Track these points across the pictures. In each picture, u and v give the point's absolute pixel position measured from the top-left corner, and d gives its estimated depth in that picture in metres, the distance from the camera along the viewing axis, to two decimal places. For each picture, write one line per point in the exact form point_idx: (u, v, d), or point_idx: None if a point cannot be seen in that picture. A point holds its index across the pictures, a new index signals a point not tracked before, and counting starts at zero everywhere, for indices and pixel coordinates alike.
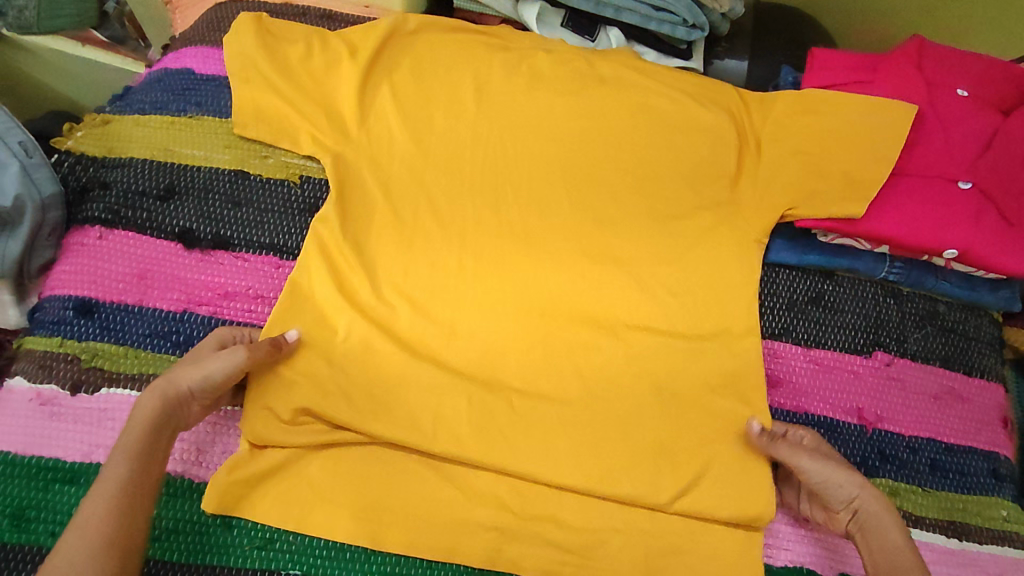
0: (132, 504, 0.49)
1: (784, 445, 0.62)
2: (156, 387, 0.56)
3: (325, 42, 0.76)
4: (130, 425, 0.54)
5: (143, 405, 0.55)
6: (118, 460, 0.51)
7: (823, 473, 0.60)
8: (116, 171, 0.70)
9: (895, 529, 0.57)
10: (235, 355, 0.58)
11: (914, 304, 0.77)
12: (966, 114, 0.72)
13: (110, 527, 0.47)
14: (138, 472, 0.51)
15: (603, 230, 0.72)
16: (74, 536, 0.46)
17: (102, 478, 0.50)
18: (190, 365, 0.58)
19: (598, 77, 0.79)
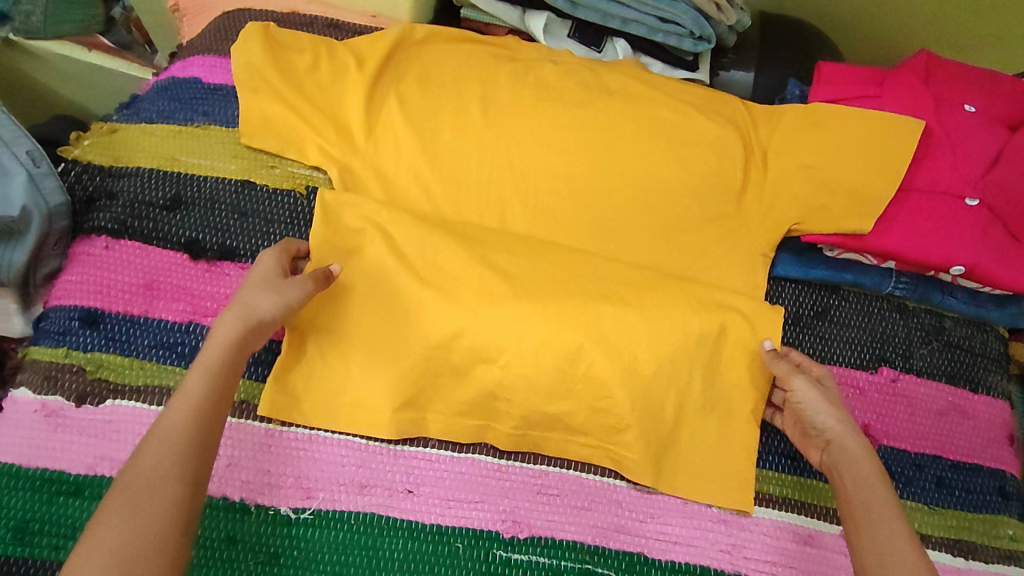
0: (209, 420, 0.51)
1: (781, 365, 0.65)
2: (238, 310, 0.57)
3: (333, 53, 0.76)
4: (211, 339, 0.55)
5: (225, 322, 0.56)
6: (197, 375, 0.53)
7: (811, 399, 0.62)
8: (123, 181, 0.70)
9: (867, 469, 0.57)
10: (304, 288, 0.61)
11: (920, 320, 0.76)
12: (975, 130, 0.71)
13: (188, 442, 0.49)
14: (219, 390, 0.53)
15: (609, 245, 0.72)
16: (156, 444, 0.48)
17: (180, 392, 0.52)
18: (262, 286, 0.59)
19: (605, 89, 0.79)
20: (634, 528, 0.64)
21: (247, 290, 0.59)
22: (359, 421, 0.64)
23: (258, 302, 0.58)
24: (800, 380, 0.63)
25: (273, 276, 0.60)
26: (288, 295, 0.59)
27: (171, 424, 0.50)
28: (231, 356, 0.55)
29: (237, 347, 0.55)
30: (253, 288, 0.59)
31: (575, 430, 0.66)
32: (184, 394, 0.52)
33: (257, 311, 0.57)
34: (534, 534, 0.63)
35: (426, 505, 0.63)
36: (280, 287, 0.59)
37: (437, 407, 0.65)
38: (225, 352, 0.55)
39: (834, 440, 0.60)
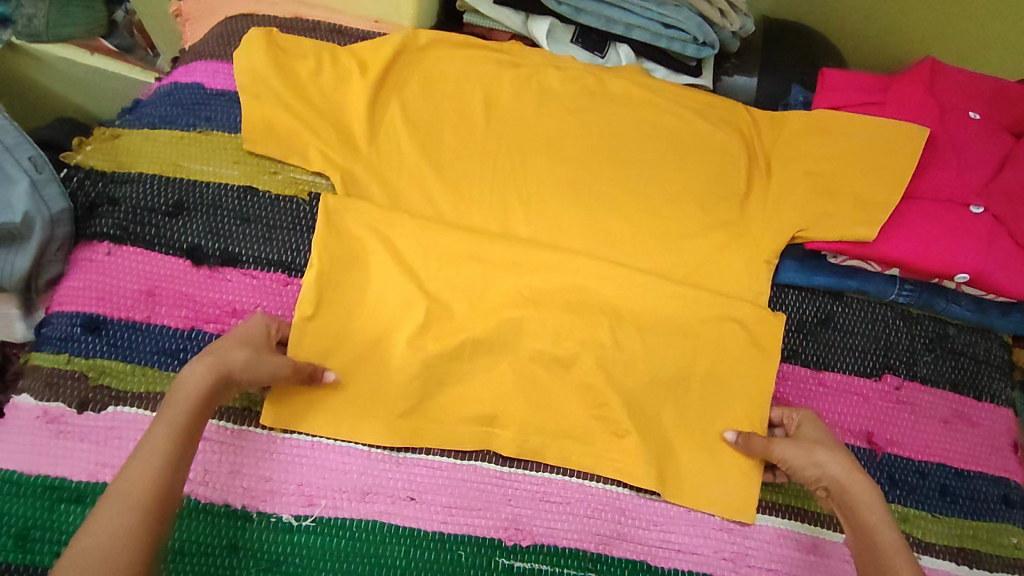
0: (170, 478, 0.49)
1: (759, 440, 0.64)
2: (209, 359, 0.55)
3: (336, 59, 0.76)
4: (176, 392, 0.53)
5: (194, 373, 0.54)
6: (160, 431, 0.51)
7: (792, 454, 0.61)
8: (125, 187, 0.70)
9: (872, 502, 0.56)
10: (287, 363, 0.60)
11: (924, 327, 0.76)
12: (977, 138, 0.72)
13: (146, 502, 0.47)
14: (180, 448, 0.51)
15: (613, 251, 0.72)
16: (114, 504, 0.46)
17: (141, 450, 0.50)
18: (241, 344, 0.58)
19: (608, 95, 0.79)
20: (637, 536, 0.64)
21: (223, 343, 0.57)
22: (361, 428, 0.64)
23: (232, 356, 0.56)
24: (779, 446, 0.62)
25: (257, 341, 0.60)
26: (267, 362, 0.58)
27: (132, 482, 0.47)
28: (196, 413, 0.53)
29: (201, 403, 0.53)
30: (230, 343, 0.58)
31: (577, 438, 0.66)
32: (146, 451, 0.50)
33: (234, 365, 0.56)
34: (536, 542, 0.63)
35: (428, 512, 0.63)
36: (261, 351, 0.59)
37: (440, 414, 0.65)
38: (190, 407, 0.53)
39: (832, 483, 0.58)
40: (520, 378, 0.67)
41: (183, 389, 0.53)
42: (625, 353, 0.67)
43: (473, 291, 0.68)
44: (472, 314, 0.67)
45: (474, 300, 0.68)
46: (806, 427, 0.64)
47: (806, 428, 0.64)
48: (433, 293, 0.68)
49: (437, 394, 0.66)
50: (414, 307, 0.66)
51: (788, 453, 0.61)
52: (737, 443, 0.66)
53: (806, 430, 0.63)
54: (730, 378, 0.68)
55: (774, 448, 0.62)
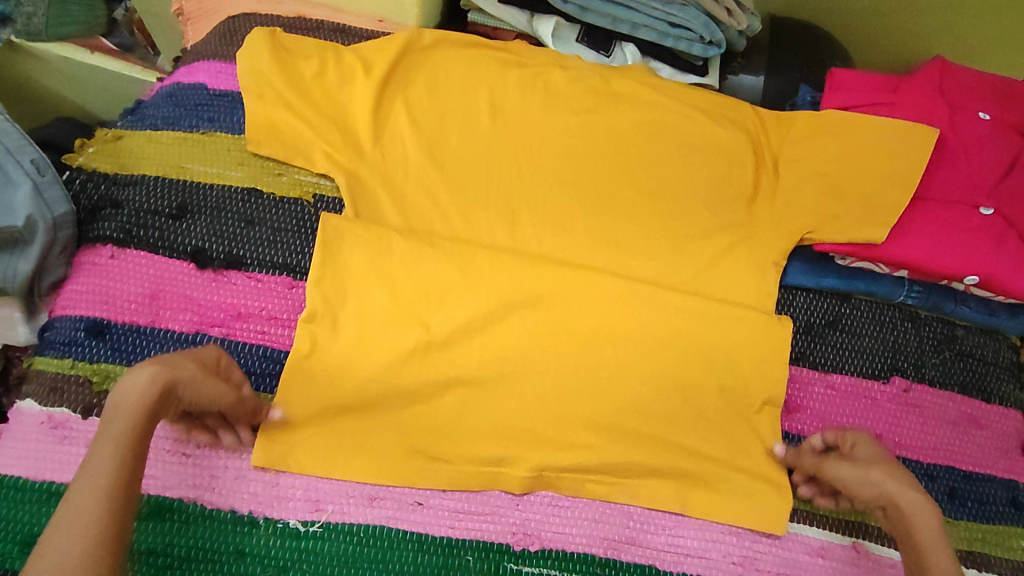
0: (120, 507, 0.46)
1: (808, 457, 0.64)
2: (156, 367, 0.51)
3: (340, 58, 0.76)
4: (117, 406, 0.49)
5: (140, 382, 0.50)
6: (104, 456, 0.47)
7: (847, 474, 0.60)
8: (128, 189, 0.69)
9: (932, 521, 0.56)
10: (235, 392, 0.57)
11: (932, 328, 0.76)
12: (987, 139, 0.72)
13: (95, 532, 0.44)
14: (129, 468, 0.47)
15: (619, 253, 0.72)
16: (62, 538, 0.43)
17: (84, 476, 0.46)
18: (194, 360, 0.55)
19: (614, 94, 0.78)
20: (646, 541, 0.64)
21: (175, 356, 0.54)
22: (365, 434, 0.63)
23: (180, 368, 0.52)
24: (831, 464, 0.61)
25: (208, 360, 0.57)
26: (213, 385, 0.54)
27: (76, 512, 0.44)
28: (144, 432, 0.49)
29: (148, 419, 0.49)
30: (181, 358, 0.54)
31: (587, 442, 0.65)
32: (86, 476, 0.46)
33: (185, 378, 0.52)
34: (545, 547, 0.62)
35: (436, 517, 0.62)
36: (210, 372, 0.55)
37: (445, 419, 0.64)
38: (137, 423, 0.49)
39: (889, 502, 0.58)
40: (528, 384, 0.66)
41: (128, 403, 0.49)
42: (633, 356, 0.67)
43: (480, 293, 0.67)
44: (479, 317, 0.67)
45: (480, 302, 0.67)
46: (861, 445, 0.62)
47: (861, 449, 0.62)
48: (440, 296, 0.67)
49: (443, 398, 0.65)
50: (421, 311, 0.67)
51: (845, 475, 0.60)
52: (786, 455, 0.66)
53: (859, 451, 0.62)
54: (738, 381, 0.68)
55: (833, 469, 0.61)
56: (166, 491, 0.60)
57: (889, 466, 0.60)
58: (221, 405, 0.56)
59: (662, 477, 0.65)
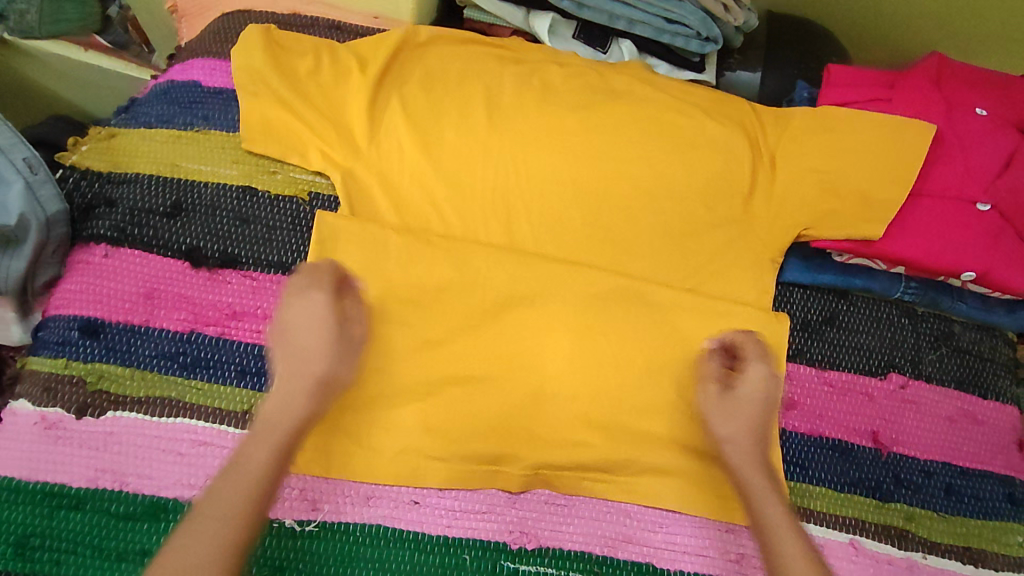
0: (266, 492, 0.54)
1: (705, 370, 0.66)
2: (309, 389, 0.59)
3: (335, 55, 0.75)
4: (281, 412, 0.58)
5: (296, 399, 0.59)
6: (262, 452, 0.56)
7: (709, 410, 0.64)
8: (122, 188, 0.69)
9: (771, 500, 0.59)
10: (356, 352, 0.63)
11: (929, 325, 0.76)
12: (984, 134, 0.72)
13: (240, 510, 0.52)
14: (277, 459, 0.56)
15: (616, 250, 0.71)
16: (211, 515, 0.51)
17: (247, 461, 0.55)
18: (326, 354, 0.60)
19: (611, 91, 0.78)
20: (643, 538, 0.64)
21: (308, 354, 0.60)
22: (362, 434, 0.63)
23: (332, 374, 0.60)
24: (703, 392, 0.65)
25: (335, 330, 0.61)
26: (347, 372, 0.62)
27: (235, 494, 0.53)
28: (296, 434, 0.58)
29: (303, 426, 0.58)
30: (317, 362, 0.60)
31: (584, 440, 0.65)
32: (249, 465, 0.54)
33: (323, 378, 0.60)
34: (542, 545, 0.62)
35: (433, 516, 0.62)
36: (340, 357, 0.61)
37: (441, 417, 0.64)
38: (288, 429, 0.57)
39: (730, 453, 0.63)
40: (525, 382, 0.66)
41: (282, 413, 0.58)
42: (630, 354, 0.67)
43: (477, 291, 0.67)
44: (476, 315, 0.67)
45: (478, 301, 0.67)
46: (749, 379, 0.65)
47: (747, 383, 0.65)
48: (436, 294, 0.67)
49: (440, 396, 0.65)
50: (418, 310, 0.67)
51: (710, 409, 0.64)
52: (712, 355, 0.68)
53: (741, 391, 0.64)
54: None
55: (708, 396, 0.64)
56: (162, 492, 0.59)
57: (751, 413, 0.64)
58: (351, 374, 0.62)
59: (659, 474, 0.65)
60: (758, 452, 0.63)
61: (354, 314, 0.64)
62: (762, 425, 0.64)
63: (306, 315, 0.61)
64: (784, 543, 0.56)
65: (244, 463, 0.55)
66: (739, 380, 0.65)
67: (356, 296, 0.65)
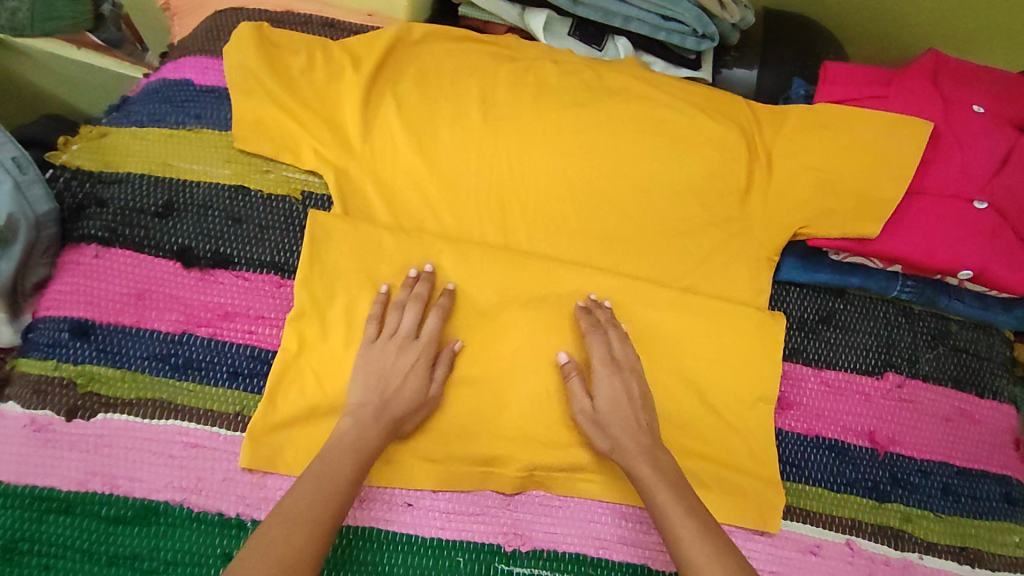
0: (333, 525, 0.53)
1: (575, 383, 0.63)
2: (384, 428, 0.59)
3: (328, 53, 0.74)
4: (358, 447, 0.57)
5: (372, 434, 0.58)
6: (338, 472, 0.55)
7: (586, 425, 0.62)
8: (112, 188, 0.68)
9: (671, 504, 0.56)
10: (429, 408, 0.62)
11: (926, 323, 0.75)
12: (982, 131, 0.71)
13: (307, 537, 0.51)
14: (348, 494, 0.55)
15: (612, 250, 0.71)
16: (276, 540, 0.50)
17: (316, 485, 0.54)
18: (405, 399, 0.60)
19: (607, 89, 0.77)
20: (637, 540, 0.63)
21: (396, 395, 0.60)
22: None
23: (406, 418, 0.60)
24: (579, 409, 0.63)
25: (419, 385, 0.61)
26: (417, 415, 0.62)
27: (305, 520, 0.52)
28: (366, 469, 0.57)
29: (371, 457, 0.58)
30: (398, 407, 0.60)
31: (579, 441, 0.64)
32: (327, 496, 0.54)
33: (396, 422, 0.60)
34: (536, 548, 0.62)
35: (426, 518, 0.62)
36: (415, 409, 0.61)
37: (436, 419, 0.64)
38: (358, 458, 0.57)
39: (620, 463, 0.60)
40: (520, 383, 0.65)
41: (355, 440, 0.58)
42: None
43: (472, 292, 0.67)
44: (471, 316, 0.67)
45: (473, 302, 0.67)
46: (602, 389, 0.62)
47: (602, 396, 0.62)
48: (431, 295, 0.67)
49: (435, 397, 0.64)
50: None
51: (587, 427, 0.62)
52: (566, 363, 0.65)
53: (602, 399, 0.62)
54: (730, 379, 0.68)
55: (585, 412, 0.62)
56: (154, 494, 0.59)
57: (624, 415, 0.61)
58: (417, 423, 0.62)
59: None
60: (645, 449, 0.60)
61: (441, 369, 0.63)
62: (639, 424, 0.61)
63: (400, 359, 0.61)
64: (686, 540, 0.54)
65: (328, 482, 0.54)
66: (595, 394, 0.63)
67: (450, 353, 0.64)
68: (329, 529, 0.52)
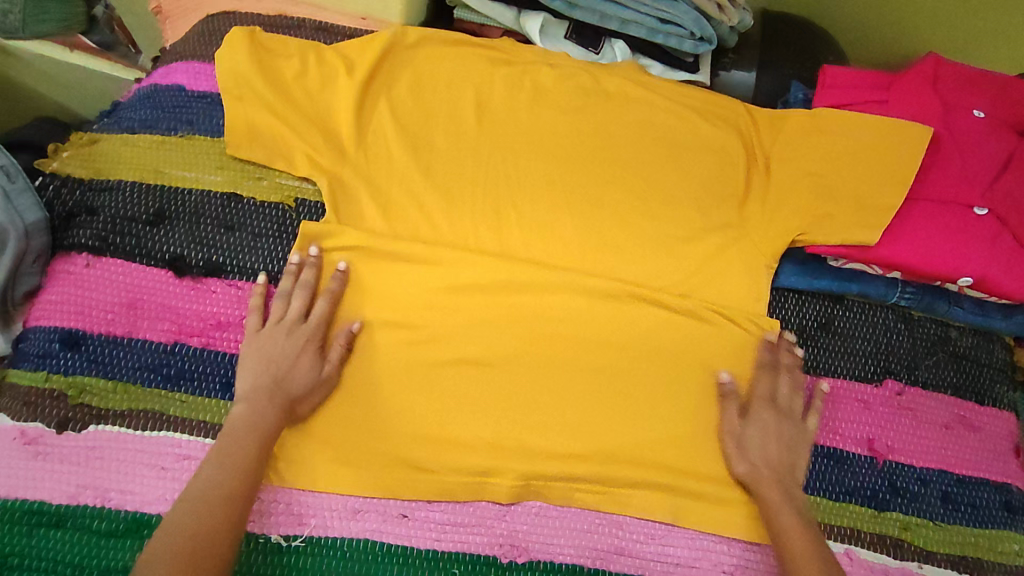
0: (234, 512, 0.52)
1: (732, 404, 0.65)
2: (280, 407, 0.59)
3: (321, 58, 0.74)
4: (248, 427, 0.57)
5: (266, 412, 0.58)
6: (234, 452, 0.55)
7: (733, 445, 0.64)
8: (103, 196, 0.67)
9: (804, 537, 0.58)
10: (328, 387, 0.62)
11: (924, 329, 0.75)
12: (981, 137, 0.71)
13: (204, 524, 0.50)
14: (245, 477, 0.54)
15: (609, 257, 0.70)
16: (172, 533, 0.49)
17: (204, 470, 0.53)
18: (301, 380, 0.60)
19: (603, 94, 0.76)
20: (635, 551, 0.63)
21: (289, 377, 0.60)
22: (348, 445, 0.62)
23: (298, 394, 0.60)
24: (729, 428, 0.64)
25: (313, 365, 0.61)
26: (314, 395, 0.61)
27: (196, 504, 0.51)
28: (264, 449, 0.57)
29: (272, 436, 0.57)
30: (295, 387, 0.60)
31: (575, 451, 0.64)
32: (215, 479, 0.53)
33: (293, 401, 0.60)
34: (533, 559, 0.61)
35: (421, 529, 0.61)
36: (312, 388, 0.61)
37: (430, 429, 0.63)
38: (257, 440, 0.56)
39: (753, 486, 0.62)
40: (515, 392, 0.65)
41: (250, 422, 0.57)
42: (623, 363, 0.66)
43: (466, 299, 0.66)
44: (465, 324, 0.66)
45: (467, 309, 0.66)
46: (755, 416, 0.65)
47: (752, 422, 0.64)
48: (424, 303, 0.66)
49: (429, 407, 0.63)
50: (406, 319, 0.66)
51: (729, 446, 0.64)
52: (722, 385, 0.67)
53: (753, 426, 0.64)
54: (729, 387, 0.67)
55: (731, 428, 0.64)
56: (143, 506, 0.58)
57: (770, 445, 0.64)
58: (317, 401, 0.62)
59: (652, 486, 0.64)
60: (784, 482, 0.62)
61: (337, 349, 0.63)
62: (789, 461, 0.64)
63: (291, 342, 0.61)
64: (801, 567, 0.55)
65: (225, 465, 0.54)
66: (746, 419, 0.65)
67: (347, 334, 0.64)
68: (237, 511, 0.52)
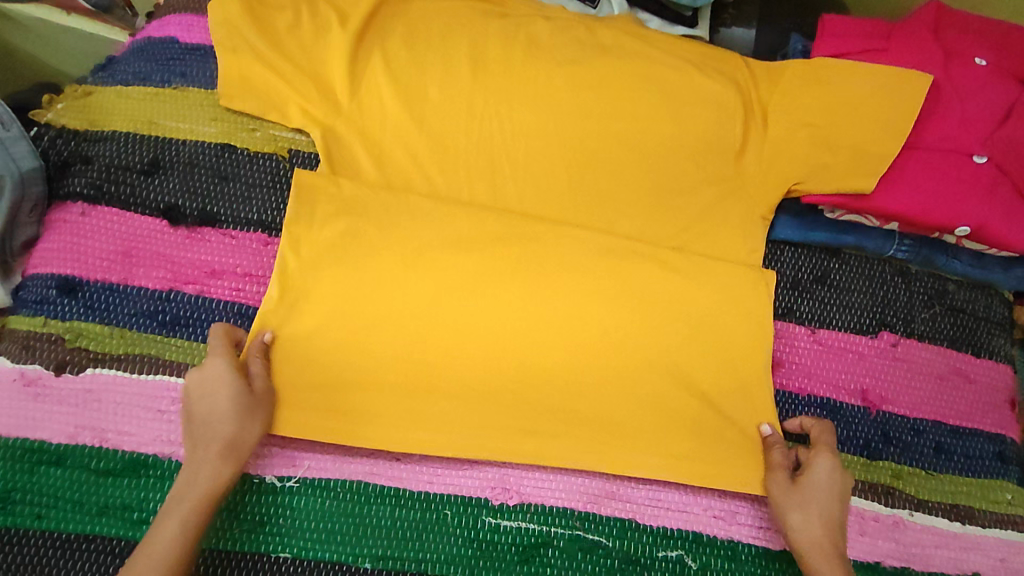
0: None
1: (778, 453, 0.63)
2: (219, 451, 0.56)
3: (314, 9, 0.73)
4: (188, 487, 0.54)
5: (204, 466, 0.55)
6: (173, 522, 0.52)
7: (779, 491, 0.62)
8: (98, 145, 0.68)
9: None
10: (264, 407, 0.60)
11: (923, 283, 0.74)
12: (981, 86, 0.69)
13: None
14: (187, 542, 0.52)
15: (603, 207, 0.70)
16: None
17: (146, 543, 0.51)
18: (230, 422, 0.57)
19: (599, 46, 0.75)
20: (625, 495, 0.64)
21: (216, 424, 0.56)
22: (341, 394, 0.63)
23: (233, 435, 0.57)
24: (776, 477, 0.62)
25: (240, 390, 0.58)
26: (252, 428, 0.58)
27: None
28: (210, 505, 0.54)
29: (218, 493, 0.55)
30: (228, 421, 0.57)
31: (567, 398, 0.64)
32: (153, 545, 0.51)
33: (232, 438, 0.57)
34: (523, 502, 0.63)
35: (415, 472, 0.63)
36: (247, 415, 0.58)
37: (422, 377, 0.64)
38: (195, 503, 0.54)
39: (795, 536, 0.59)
40: (508, 339, 0.65)
41: (190, 484, 0.54)
42: (616, 312, 0.66)
43: (458, 249, 0.66)
44: (458, 273, 0.66)
45: (459, 259, 0.66)
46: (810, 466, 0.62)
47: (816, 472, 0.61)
48: (417, 253, 0.66)
49: (422, 356, 0.64)
50: (398, 269, 0.66)
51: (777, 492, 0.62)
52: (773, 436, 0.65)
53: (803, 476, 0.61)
54: (721, 337, 0.67)
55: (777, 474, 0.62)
56: (142, 447, 0.59)
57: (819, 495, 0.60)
58: (261, 428, 0.59)
59: (645, 432, 0.64)
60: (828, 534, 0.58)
61: (258, 372, 0.60)
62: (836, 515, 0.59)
63: (203, 381, 0.58)
64: None
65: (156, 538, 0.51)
66: (806, 469, 0.62)
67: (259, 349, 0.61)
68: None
